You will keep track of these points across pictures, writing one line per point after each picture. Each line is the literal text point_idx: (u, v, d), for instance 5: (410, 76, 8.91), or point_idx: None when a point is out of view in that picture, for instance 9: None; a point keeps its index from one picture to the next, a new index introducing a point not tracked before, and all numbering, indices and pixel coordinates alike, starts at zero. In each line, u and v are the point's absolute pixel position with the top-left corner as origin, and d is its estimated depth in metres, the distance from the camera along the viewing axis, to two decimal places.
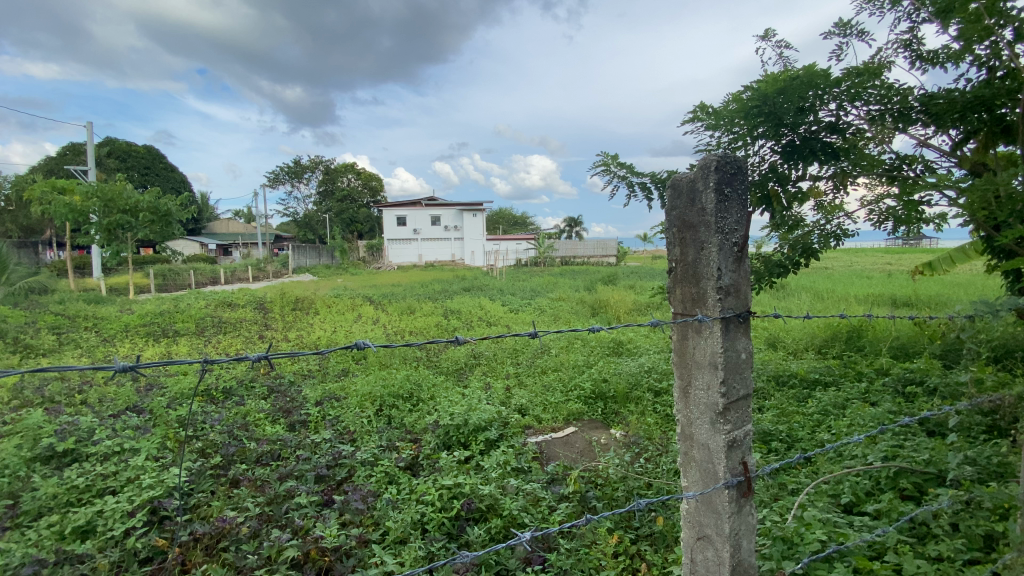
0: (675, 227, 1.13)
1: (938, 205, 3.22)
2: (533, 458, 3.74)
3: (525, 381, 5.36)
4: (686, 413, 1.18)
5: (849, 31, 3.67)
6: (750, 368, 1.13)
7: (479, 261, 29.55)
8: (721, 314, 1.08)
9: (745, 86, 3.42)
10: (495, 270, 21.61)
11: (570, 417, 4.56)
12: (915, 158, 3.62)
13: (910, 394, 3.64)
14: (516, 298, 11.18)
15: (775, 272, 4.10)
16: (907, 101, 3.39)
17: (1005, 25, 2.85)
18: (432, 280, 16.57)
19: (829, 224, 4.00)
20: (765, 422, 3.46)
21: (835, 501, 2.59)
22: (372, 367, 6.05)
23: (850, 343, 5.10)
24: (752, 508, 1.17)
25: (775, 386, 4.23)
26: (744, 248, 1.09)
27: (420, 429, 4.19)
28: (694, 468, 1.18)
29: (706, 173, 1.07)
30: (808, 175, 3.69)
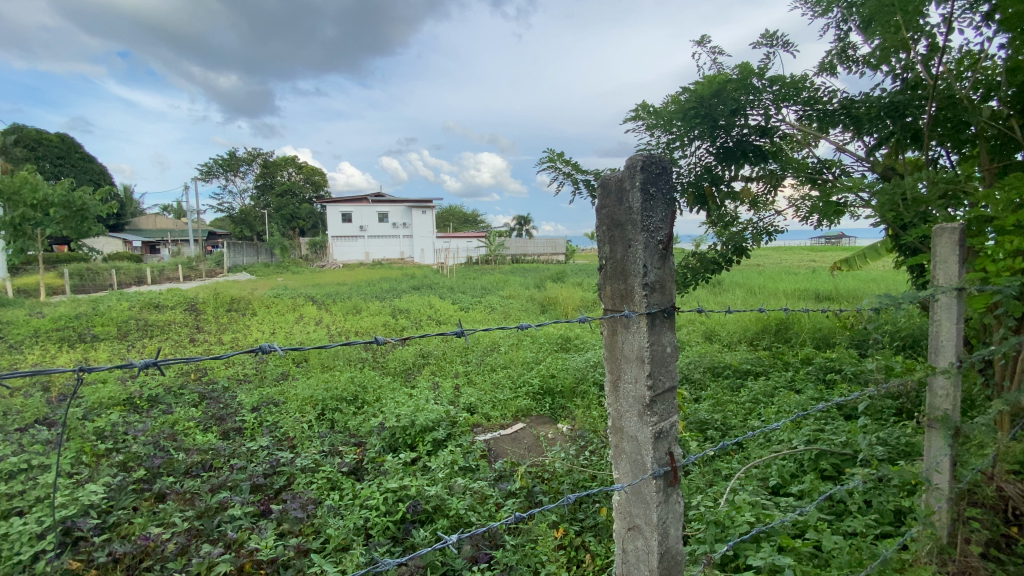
0: (605, 225, 1.16)
1: (854, 206, 3.46)
2: (481, 456, 3.73)
3: (474, 378, 5.34)
4: (617, 406, 1.20)
5: (776, 42, 3.88)
6: (676, 361, 1.16)
7: (429, 258, 29.15)
8: (647, 309, 1.10)
9: (683, 88, 3.55)
10: (445, 268, 21.42)
11: (519, 413, 4.58)
12: (834, 162, 3.87)
13: (830, 380, 3.93)
14: (466, 296, 11.13)
15: (710, 269, 4.29)
16: (829, 108, 3.61)
17: (916, 40, 3.08)
18: (380, 279, 16.11)
19: (758, 223, 4.23)
20: (701, 411, 3.63)
21: (763, 484, 2.76)
22: (314, 369, 5.81)
23: (778, 335, 5.44)
24: (679, 497, 1.19)
25: (710, 376, 4.45)
26: (669, 245, 1.13)
27: (365, 432, 4.07)
28: (624, 460, 1.19)
29: (633, 172, 1.10)
30: (740, 176, 3.89)
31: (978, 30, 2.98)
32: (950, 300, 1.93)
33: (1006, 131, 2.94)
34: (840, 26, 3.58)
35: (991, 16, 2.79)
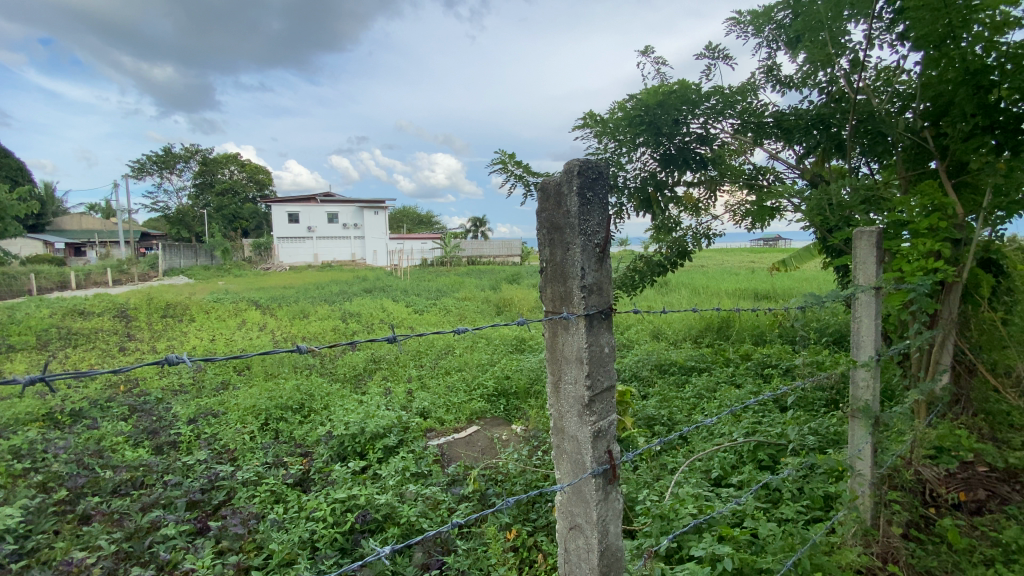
0: (544, 229, 1.17)
1: (787, 211, 3.67)
2: (433, 461, 3.67)
3: (428, 383, 5.26)
4: (558, 407, 1.21)
5: (717, 55, 4.06)
6: (614, 361, 1.19)
7: (382, 260, 28.54)
8: (585, 311, 1.12)
9: (629, 96, 3.65)
10: (398, 270, 21.04)
11: (472, 416, 4.56)
12: (768, 169, 4.08)
13: (767, 375, 4.15)
14: (420, 299, 10.98)
15: (656, 271, 4.44)
16: (764, 118, 3.81)
17: (839, 58, 3.31)
18: (330, 282, 15.62)
19: (701, 226, 4.41)
20: (649, 408, 3.75)
21: (706, 476, 2.87)
22: (257, 378, 5.55)
23: (720, 333, 5.70)
24: (619, 493, 1.21)
25: (658, 373, 4.60)
26: (605, 248, 1.15)
27: (312, 441, 3.93)
28: (565, 460, 1.20)
29: (570, 177, 1.11)
30: (683, 182, 4.06)
31: (893, 49, 3.23)
32: (869, 298, 2.08)
33: (917, 143, 3.20)
34: (772, 44, 3.80)
35: (904, 37, 3.03)
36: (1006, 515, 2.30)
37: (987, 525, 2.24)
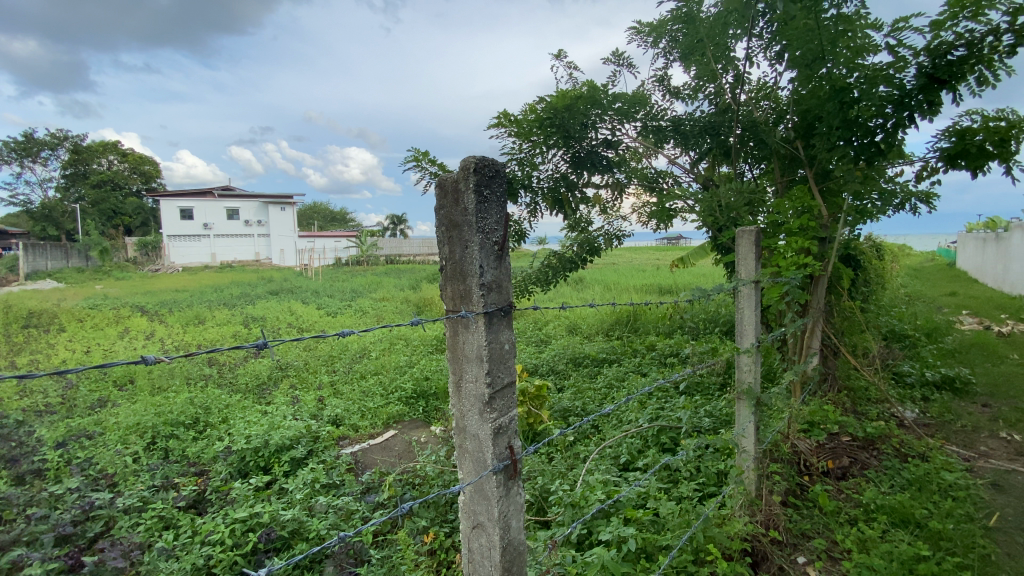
0: (443, 226, 1.14)
1: (685, 211, 3.95)
2: (346, 470, 3.51)
3: (341, 388, 5.01)
4: (460, 406, 1.20)
5: (621, 62, 4.27)
6: (514, 357, 1.20)
7: (291, 260, 26.80)
8: (484, 309, 1.11)
9: (539, 98, 3.71)
10: (310, 270, 19.85)
11: (389, 420, 4.41)
12: (667, 172, 4.31)
13: (670, 363, 4.45)
14: (334, 300, 10.47)
15: (568, 268, 4.58)
16: (663, 125, 4.03)
17: (726, 71, 3.61)
18: (231, 284, 14.36)
19: (610, 225, 4.60)
20: (564, 400, 3.86)
21: (615, 462, 3.02)
22: (143, 392, 4.96)
23: (629, 326, 6.02)
24: (521, 488, 1.22)
25: (572, 367, 4.76)
26: (504, 246, 1.15)
27: (208, 458, 3.58)
28: (468, 459, 1.19)
29: (466, 175, 1.10)
30: (592, 183, 4.24)
31: (772, 66, 3.57)
32: (749, 290, 2.29)
33: (791, 152, 3.57)
34: (669, 56, 4.05)
35: (780, 55, 3.36)
36: (865, 477, 2.63)
37: (850, 488, 2.56)
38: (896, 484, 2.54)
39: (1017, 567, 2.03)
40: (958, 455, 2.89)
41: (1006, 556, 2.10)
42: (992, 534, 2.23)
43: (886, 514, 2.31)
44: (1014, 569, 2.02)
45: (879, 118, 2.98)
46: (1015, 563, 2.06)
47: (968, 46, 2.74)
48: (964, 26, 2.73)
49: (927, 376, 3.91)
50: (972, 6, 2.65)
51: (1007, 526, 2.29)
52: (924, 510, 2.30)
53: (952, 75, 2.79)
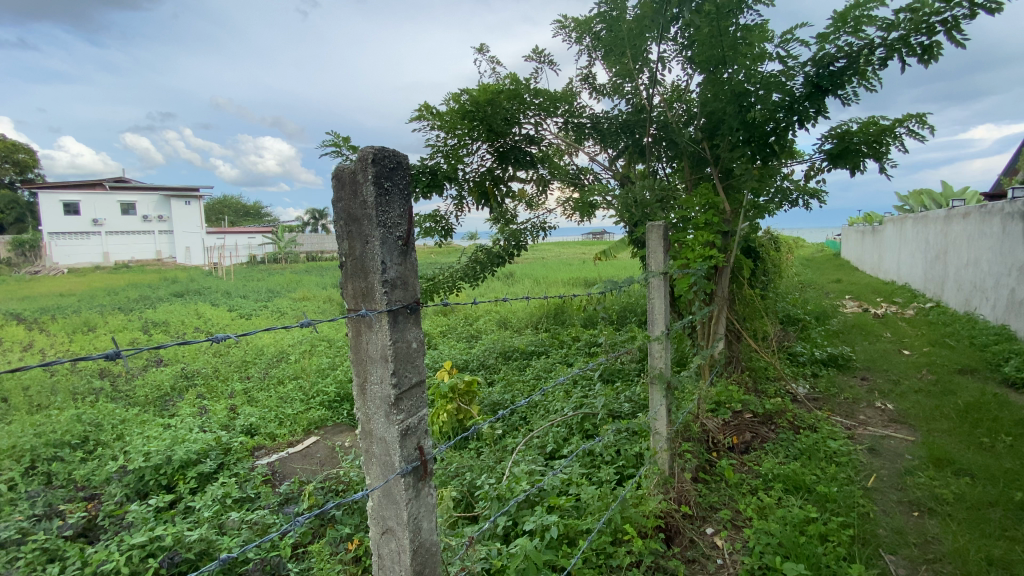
0: (341, 220, 1.08)
1: (604, 206, 4.07)
2: (262, 482, 3.30)
3: (256, 396, 4.68)
4: (365, 410, 1.14)
5: (543, 60, 4.31)
6: (422, 356, 1.15)
7: (201, 259, 24.72)
8: (387, 307, 1.05)
9: (462, 90, 3.62)
10: (221, 269, 18.40)
11: (311, 426, 4.19)
12: (588, 169, 4.41)
13: (594, 352, 4.59)
14: (248, 301, 9.79)
15: (495, 262, 4.54)
16: (584, 121, 4.10)
17: (643, 72, 3.73)
18: (126, 286, 12.95)
19: (535, 220, 4.66)
20: (494, 394, 3.87)
21: (542, 451, 3.06)
22: (18, 412, 4.34)
23: (556, 318, 6.16)
24: (432, 488, 1.20)
25: (502, 360, 4.79)
26: (408, 241, 1.09)
27: (99, 481, 3.21)
28: (375, 463, 1.15)
29: (364, 165, 1.03)
30: (517, 177, 4.27)
31: (683, 69, 3.74)
32: (659, 282, 2.41)
33: (699, 151, 3.78)
34: (590, 56, 4.14)
35: (690, 60, 3.53)
36: (764, 450, 2.87)
37: (752, 460, 2.78)
38: (790, 454, 2.79)
39: (889, 521, 2.31)
40: (842, 424, 3.24)
41: (881, 512, 2.37)
42: (870, 493, 2.52)
43: (781, 481, 2.53)
44: (887, 523, 2.29)
45: (774, 121, 3.24)
46: (889, 518, 2.34)
47: (848, 57, 3.04)
48: (845, 39, 3.02)
49: (817, 355, 4.34)
50: (852, 21, 2.94)
51: (881, 485, 2.59)
52: (813, 476, 2.55)
53: (834, 84, 3.08)
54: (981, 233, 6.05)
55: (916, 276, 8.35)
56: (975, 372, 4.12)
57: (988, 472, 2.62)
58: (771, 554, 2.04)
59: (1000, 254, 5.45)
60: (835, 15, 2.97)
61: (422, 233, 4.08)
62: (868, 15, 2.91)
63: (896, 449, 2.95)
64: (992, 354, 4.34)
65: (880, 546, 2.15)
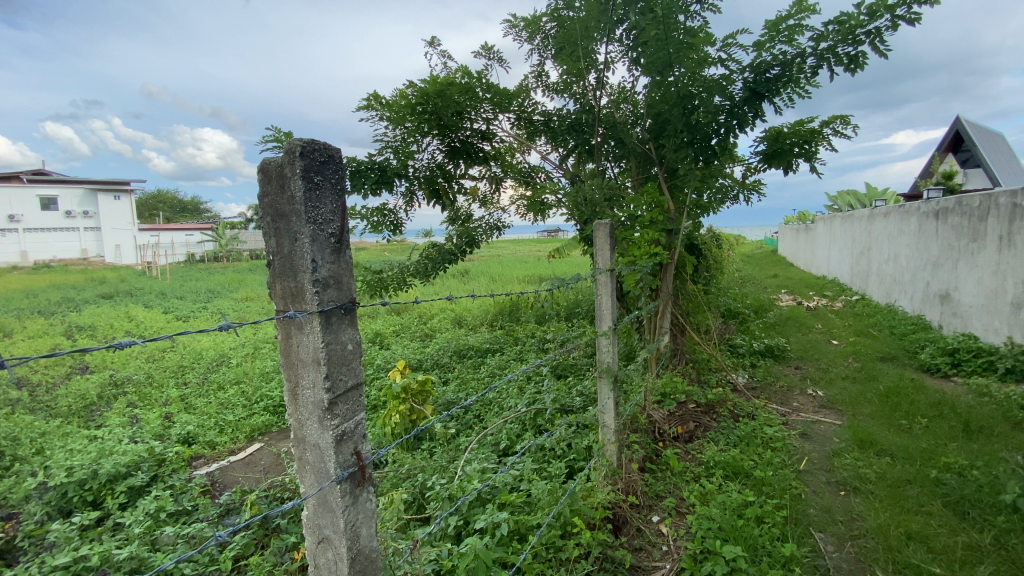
0: (267, 216, 1.03)
1: (556, 205, 4.10)
2: (200, 493, 3.12)
3: (194, 402, 4.42)
4: (298, 416, 1.10)
5: (493, 57, 4.29)
6: (359, 358, 1.11)
7: (133, 258, 23.10)
8: (319, 308, 1.01)
9: (410, 83, 3.54)
10: (156, 268, 17.26)
11: (254, 432, 4.01)
12: (540, 167, 4.43)
13: (547, 348, 4.63)
14: (185, 302, 9.23)
15: (448, 260, 4.46)
16: (535, 118, 4.10)
17: (591, 72, 3.75)
18: (44, 288, 11.89)
19: (488, 217, 4.65)
20: (448, 393, 3.83)
21: (495, 448, 3.06)
22: None
23: (510, 315, 6.17)
24: (371, 493, 1.17)
25: (456, 359, 4.75)
26: (341, 238, 1.05)
27: (14, 500, 2.94)
28: (309, 471, 1.11)
29: (291, 158, 0.98)
30: (469, 174, 4.26)
31: (629, 71, 3.81)
32: (606, 279, 2.45)
33: (645, 151, 3.88)
34: (539, 54, 4.15)
35: (636, 62, 3.60)
36: (706, 438, 2.98)
37: (695, 449, 2.88)
38: (730, 441, 2.93)
39: (819, 501, 2.46)
40: (778, 411, 3.43)
41: (812, 493, 2.53)
42: (802, 475, 2.67)
43: (721, 468, 2.64)
44: (818, 503, 2.44)
45: (715, 124, 3.36)
46: (818, 498, 2.49)
47: (782, 65, 3.20)
48: (779, 48, 3.18)
49: (756, 347, 4.56)
50: (784, 31, 3.10)
51: (812, 468, 2.76)
52: (751, 462, 2.69)
53: (769, 90, 3.24)
54: (899, 230, 6.55)
55: (845, 271, 8.95)
56: (894, 359, 4.46)
57: (906, 451, 2.84)
58: (712, 538, 2.12)
59: (916, 250, 5.95)
60: (770, 25, 3.12)
61: (370, 228, 3.96)
62: (799, 26, 3.07)
63: (825, 433, 3.15)
64: (910, 343, 4.71)
65: (810, 525, 2.28)
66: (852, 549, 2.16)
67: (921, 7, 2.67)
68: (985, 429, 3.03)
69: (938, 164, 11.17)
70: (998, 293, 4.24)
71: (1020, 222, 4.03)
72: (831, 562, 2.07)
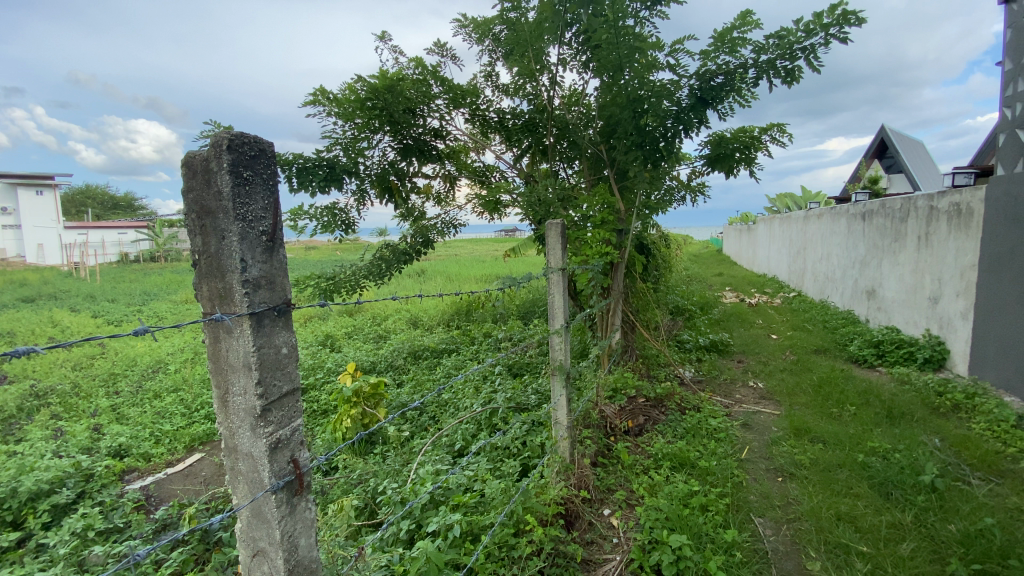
0: (192, 213, 0.97)
1: (511, 204, 4.11)
2: (134, 509, 2.92)
3: (127, 412, 4.14)
4: (229, 424, 1.05)
5: (445, 54, 4.25)
6: (294, 362, 1.06)
7: (58, 258, 21.35)
8: (250, 309, 0.96)
9: (359, 78, 3.44)
10: (85, 270, 16.04)
11: (195, 442, 3.80)
12: (494, 167, 4.42)
13: (503, 346, 4.63)
14: (116, 305, 8.62)
15: (402, 260, 4.37)
16: (489, 117, 4.09)
17: (543, 74, 3.77)
18: None
19: (442, 216, 4.60)
20: (402, 396, 3.77)
21: (450, 449, 3.03)
22: None
23: (467, 314, 6.14)
24: (310, 502, 1.13)
25: (411, 360, 4.67)
26: (274, 237, 1.01)
27: None
28: (242, 481, 1.06)
29: (218, 152, 0.93)
30: (422, 172, 4.19)
31: (581, 74, 3.86)
32: (558, 277, 2.47)
33: (596, 152, 3.95)
34: (492, 54, 4.14)
35: (586, 65, 3.66)
36: (655, 431, 3.07)
37: (644, 442, 2.97)
38: (677, 433, 3.03)
39: (759, 487, 2.58)
40: (722, 403, 3.58)
41: (752, 480, 2.65)
42: (744, 463, 2.81)
43: (669, 460, 2.73)
44: (757, 489, 2.56)
45: (662, 128, 3.46)
46: (758, 485, 2.62)
47: (725, 74, 3.32)
48: (723, 58, 3.31)
49: (703, 342, 4.75)
50: (728, 42, 3.23)
51: (753, 456, 2.90)
52: (696, 452, 2.80)
53: (714, 97, 3.36)
54: (831, 231, 6.98)
55: (784, 269, 9.46)
56: (827, 351, 4.75)
57: (836, 437, 3.03)
58: (659, 527, 2.18)
59: (846, 248, 6.36)
60: (715, 36, 3.24)
61: (320, 227, 3.84)
62: (742, 38, 3.20)
63: (765, 423, 3.31)
64: (841, 336, 5.04)
65: (751, 511, 2.40)
66: (788, 532, 2.28)
67: (851, 27, 2.85)
68: (906, 415, 3.27)
69: (866, 170, 11.99)
70: (917, 288, 4.60)
71: (935, 223, 4.38)
72: (768, 545, 2.19)
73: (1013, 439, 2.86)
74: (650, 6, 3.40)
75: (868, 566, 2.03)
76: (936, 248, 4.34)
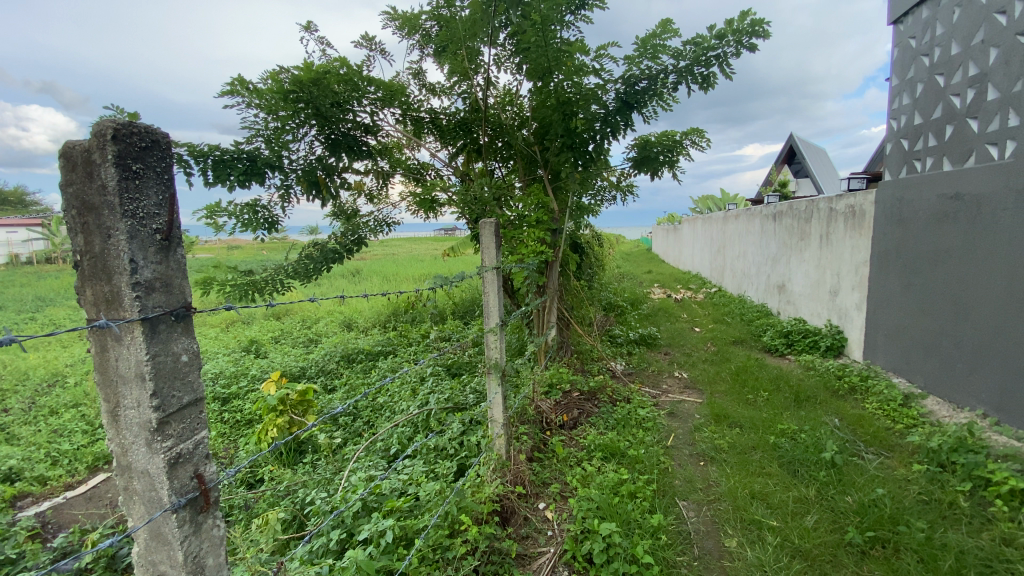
0: (71, 209, 0.88)
1: (447, 203, 4.07)
2: (27, 538, 2.62)
3: (17, 432, 3.69)
4: (121, 440, 0.96)
5: (374, 48, 4.13)
6: (196, 371, 0.99)
7: None
8: (142, 314, 0.89)
9: (282, 68, 3.26)
10: None
11: (100, 461, 3.46)
12: (429, 165, 4.35)
13: (440, 347, 4.57)
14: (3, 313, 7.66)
15: (332, 259, 4.21)
16: (421, 115, 4.02)
17: (475, 73, 3.75)
18: None
19: (375, 214, 4.49)
20: (335, 401, 3.63)
21: (385, 453, 2.96)
22: None
23: (404, 315, 6.02)
24: (218, 518, 1.06)
25: (344, 364, 4.51)
26: (169, 236, 0.93)
27: None
28: (137, 501, 0.98)
29: (101, 142, 0.85)
30: (352, 169, 4.05)
31: (513, 74, 3.88)
32: (491, 276, 2.46)
33: (530, 152, 4.00)
34: (422, 51, 4.08)
35: (518, 66, 3.69)
36: (588, 424, 3.16)
37: (578, 435, 3.05)
38: (609, 424, 3.14)
39: (683, 472, 2.73)
40: (650, 394, 3.75)
41: (677, 466, 2.80)
42: (670, 450, 2.96)
43: (601, 450, 2.83)
44: (682, 474, 2.71)
45: (592, 131, 3.57)
46: (683, 470, 2.77)
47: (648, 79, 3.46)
48: (646, 64, 3.45)
49: (634, 337, 4.94)
50: (651, 49, 3.37)
51: (677, 443, 3.06)
52: (626, 442, 2.92)
53: (638, 101, 3.50)
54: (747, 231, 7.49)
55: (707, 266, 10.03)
56: (745, 342, 5.11)
57: (752, 421, 3.27)
58: (591, 517, 2.24)
59: (761, 247, 6.83)
60: (637, 42, 3.37)
61: (241, 225, 3.61)
62: (662, 45, 3.36)
63: (689, 411, 3.51)
64: (757, 327, 5.43)
65: (675, 495, 2.53)
66: (708, 512, 2.43)
67: (759, 37, 3.08)
68: (811, 398, 3.58)
69: (779, 174, 12.99)
70: (820, 283, 5.04)
71: (835, 223, 4.81)
72: (691, 526, 2.32)
73: (900, 416, 3.20)
74: (575, 11, 3.49)
75: (778, 539, 2.20)
76: (836, 246, 4.78)
